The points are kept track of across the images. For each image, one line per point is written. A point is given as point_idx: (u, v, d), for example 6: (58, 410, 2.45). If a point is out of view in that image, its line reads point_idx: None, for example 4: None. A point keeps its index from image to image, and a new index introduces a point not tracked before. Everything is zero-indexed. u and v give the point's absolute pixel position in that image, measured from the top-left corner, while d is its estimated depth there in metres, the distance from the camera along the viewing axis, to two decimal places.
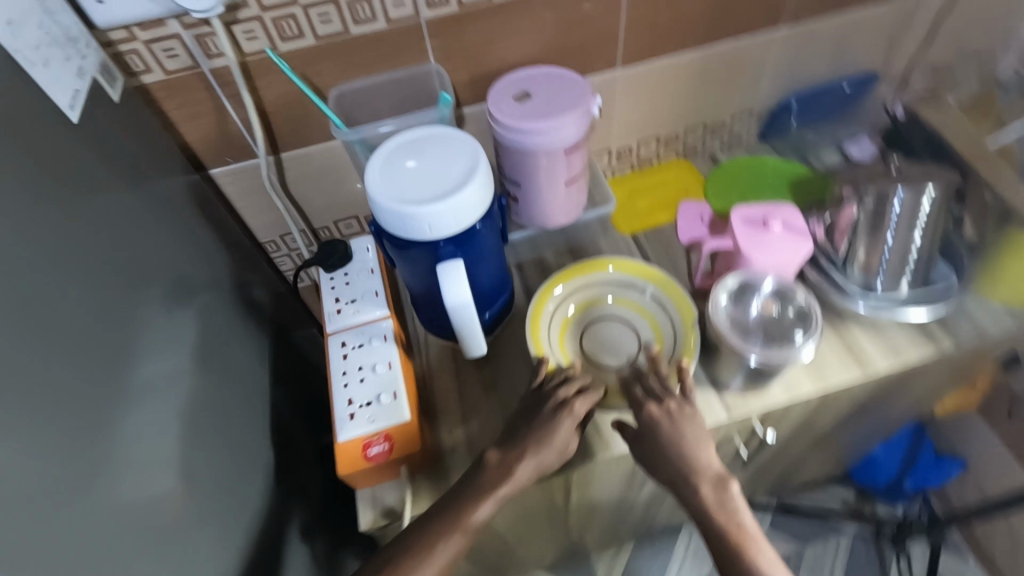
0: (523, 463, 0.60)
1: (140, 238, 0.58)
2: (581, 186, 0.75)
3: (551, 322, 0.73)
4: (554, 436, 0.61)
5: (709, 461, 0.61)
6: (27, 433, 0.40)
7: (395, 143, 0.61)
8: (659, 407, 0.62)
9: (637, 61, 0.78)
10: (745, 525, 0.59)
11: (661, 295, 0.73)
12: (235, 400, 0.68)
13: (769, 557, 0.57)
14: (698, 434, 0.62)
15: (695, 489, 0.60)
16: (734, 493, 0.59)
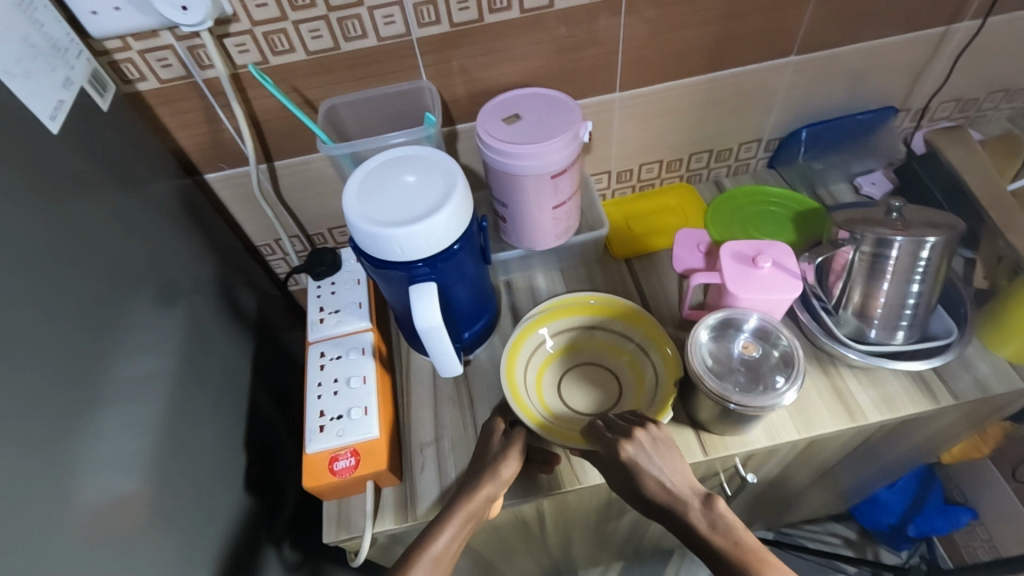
0: (483, 487, 0.61)
1: (129, 242, 0.59)
2: (570, 209, 0.74)
3: (530, 358, 0.72)
4: (509, 461, 0.62)
5: (688, 484, 0.57)
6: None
7: (375, 162, 0.62)
8: (631, 442, 0.58)
9: (639, 86, 0.76)
10: (745, 542, 0.52)
11: (645, 342, 0.72)
12: (213, 403, 0.69)
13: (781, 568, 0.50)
14: (674, 462, 0.57)
15: (682, 515, 0.55)
16: (722, 508, 0.54)
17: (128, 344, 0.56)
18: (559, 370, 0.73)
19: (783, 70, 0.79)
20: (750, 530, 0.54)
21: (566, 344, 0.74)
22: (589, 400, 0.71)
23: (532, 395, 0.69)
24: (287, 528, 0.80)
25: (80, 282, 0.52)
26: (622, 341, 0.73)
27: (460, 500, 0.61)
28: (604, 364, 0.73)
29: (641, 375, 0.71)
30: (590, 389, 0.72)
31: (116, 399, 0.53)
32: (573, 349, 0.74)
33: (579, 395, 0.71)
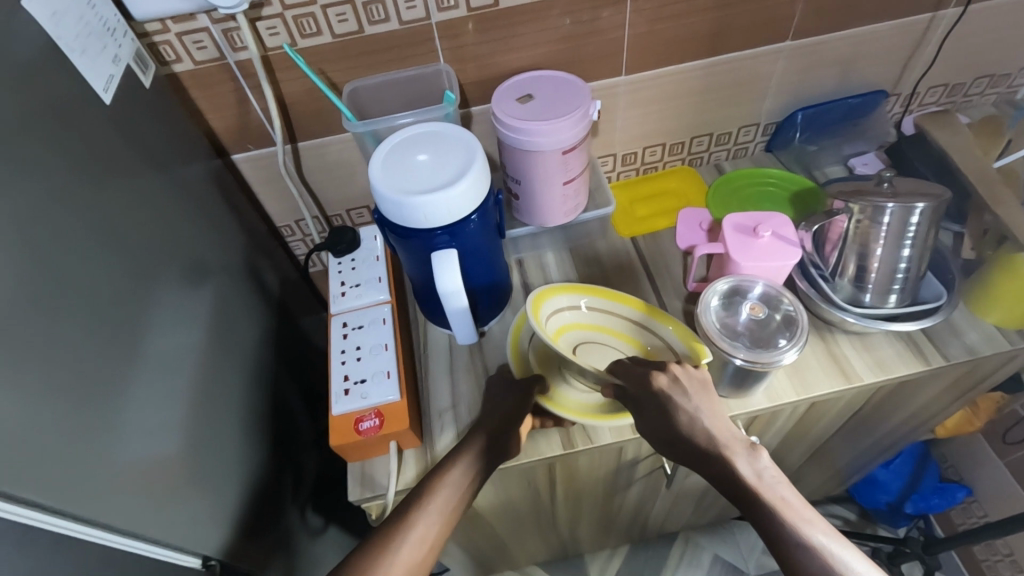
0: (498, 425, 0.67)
1: (168, 213, 0.63)
2: (579, 187, 0.78)
3: (558, 314, 0.72)
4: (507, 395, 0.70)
5: (730, 432, 0.60)
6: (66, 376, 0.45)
7: (399, 138, 0.66)
8: (665, 375, 0.61)
9: (644, 70, 0.80)
10: (788, 497, 0.57)
11: (673, 338, 0.71)
12: (241, 371, 0.72)
13: (819, 520, 0.56)
14: (710, 402, 0.61)
15: (728, 461, 0.58)
16: (764, 459, 0.59)
17: (167, 307, 0.60)
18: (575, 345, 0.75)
19: (779, 56, 0.83)
20: (795, 487, 0.59)
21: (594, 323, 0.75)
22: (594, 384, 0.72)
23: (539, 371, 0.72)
24: (303, 499, 0.84)
25: (126, 245, 0.55)
26: (649, 334, 0.72)
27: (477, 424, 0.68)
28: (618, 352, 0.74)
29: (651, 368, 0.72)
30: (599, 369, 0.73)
31: (160, 357, 0.57)
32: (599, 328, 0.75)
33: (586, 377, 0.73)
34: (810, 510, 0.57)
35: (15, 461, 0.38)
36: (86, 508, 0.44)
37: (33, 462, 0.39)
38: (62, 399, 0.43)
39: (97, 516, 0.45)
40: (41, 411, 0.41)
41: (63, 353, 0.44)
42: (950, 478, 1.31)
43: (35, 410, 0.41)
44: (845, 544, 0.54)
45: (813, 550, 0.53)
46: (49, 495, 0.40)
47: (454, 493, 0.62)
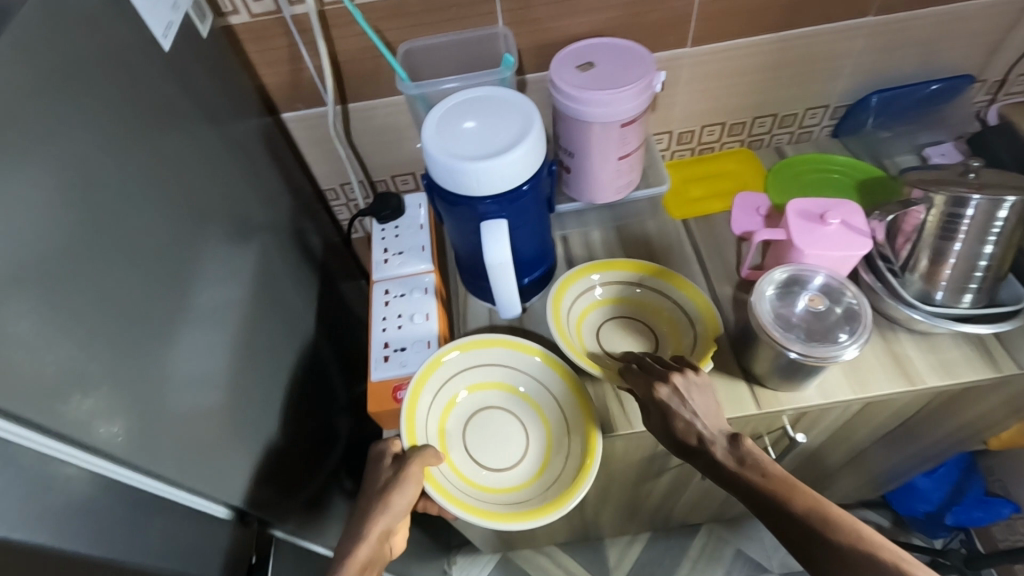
0: (376, 528, 0.58)
1: (219, 168, 0.62)
2: (634, 162, 0.75)
3: (578, 299, 0.74)
4: (398, 471, 0.60)
5: (717, 426, 0.60)
6: (121, 322, 0.45)
7: (454, 101, 0.63)
8: (665, 385, 0.60)
9: (710, 42, 0.76)
10: (772, 473, 0.55)
11: (687, 302, 0.71)
12: (282, 331, 0.72)
13: (807, 491, 0.53)
14: (707, 403, 0.60)
15: (710, 453, 0.58)
16: (749, 446, 0.57)
17: (216, 263, 0.59)
18: (491, 403, 0.68)
19: (860, 32, 0.77)
20: (779, 464, 0.56)
21: (531, 374, 0.68)
22: (489, 465, 0.66)
23: (427, 434, 0.64)
24: (335, 464, 0.84)
25: (178, 195, 0.54)
26: (665, 300, 0.73)
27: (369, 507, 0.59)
28: (537, 427, 0.68)
29: (560, 460, 0.65)
30: (507, 440, 0.67)
31: (206, 311, 0.56)
32: (530, 390, 0.68)
33: (485, 450, 0.67)
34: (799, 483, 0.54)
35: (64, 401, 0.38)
36: (131, 454, 0.44)
37: (81, 403, 0.39)
38: (113, 343, 0.43)
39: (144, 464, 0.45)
40: (92, 356, 0.41)
41: (115, 298, 0.44)
42: (995, 493, 1.26)
43: (87, 354, 0.41)
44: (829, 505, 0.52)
45: (798, 521, 0.51)
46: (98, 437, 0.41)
47: None
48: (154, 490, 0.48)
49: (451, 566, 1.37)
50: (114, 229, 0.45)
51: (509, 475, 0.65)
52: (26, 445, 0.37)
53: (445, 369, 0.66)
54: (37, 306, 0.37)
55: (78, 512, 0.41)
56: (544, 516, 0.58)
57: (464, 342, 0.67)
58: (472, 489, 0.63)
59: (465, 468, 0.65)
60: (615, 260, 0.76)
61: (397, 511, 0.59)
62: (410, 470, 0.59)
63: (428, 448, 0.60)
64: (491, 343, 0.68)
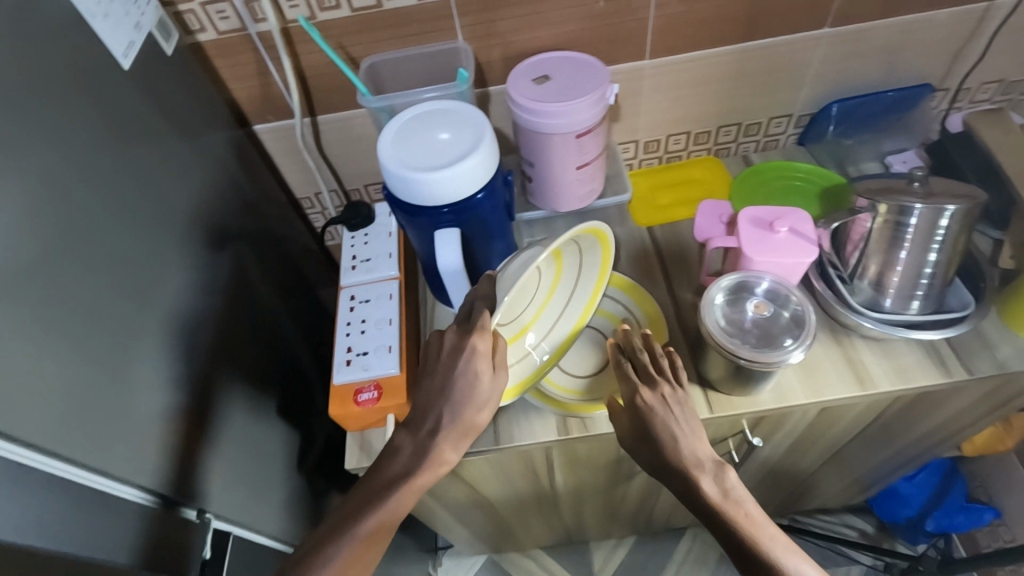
0: (461, 439, 0.60)
1: (188, 181, 0.64)
2: (594, 171, 0.77)
3: None
4: (497, 383, 0.60)
5: (703, 450, 0.61)
6: (83, 329, 0.46)
7: (409, 114, 0.65)
8: (652, 392, 0.61)
9: (671, 54, 0.77)
10: (753, 514, 0.58)
11: (634, 306, 0.77)
12: (254, 336, 0.74)
13: (783, 542, 0.57)
14: (691, 424, 0.62)
15: (698, 480, 0.59)
16: (733, 479, 0.59)
17: (183, 270, 0.61)
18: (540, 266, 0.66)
19: (817, 43, 0.78)
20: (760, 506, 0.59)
21: (581, 264, 0.70)
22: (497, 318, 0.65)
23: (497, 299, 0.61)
24: (312, 463, 0.85)
25: (146, 205, 0.57)
26: (614, 305, 0.77)
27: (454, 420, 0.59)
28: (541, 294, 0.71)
29: (539, 328, 0.71)
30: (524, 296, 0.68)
31: (173, 316, 0.58)
32: (566, 262, 0.70)
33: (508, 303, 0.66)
34: (774, 530, 0.58)
35: (20, 403, 0.40)
36: (92, 460, 0.45)
37: (39, 404, 0.41)
38: (74, 346, 0.45)
39: (109, 467, 0.47)
40: (51, 361, 0.43)
41: (78, 303, 0.46)
42: (977, 498, 1.25)
43: (45, 360, 0.42)
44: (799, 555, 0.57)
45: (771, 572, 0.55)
46: (56, 440, 0.42)
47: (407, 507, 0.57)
48: (129, 498, 0.50)
49: (437, 568, 1.38)
50: (77, 241, 0.47)
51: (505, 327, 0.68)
52: None
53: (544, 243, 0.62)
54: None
55: (57, 517, 0.43)
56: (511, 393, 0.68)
57: (596, 232, 0.65)
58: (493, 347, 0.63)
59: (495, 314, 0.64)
60: None
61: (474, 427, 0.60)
62: (499, 377, 0.60)
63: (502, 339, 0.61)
64: (602, 241, 0.67)
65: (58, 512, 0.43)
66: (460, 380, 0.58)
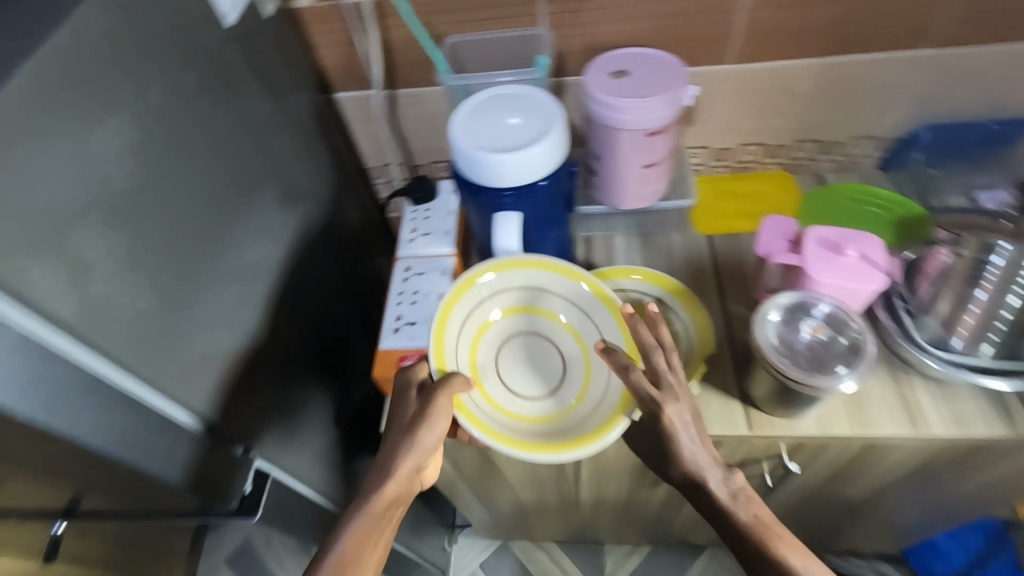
0: (405, 459, 0.58)
1: (271, 138, 0.68)
2: (659, 172, 0.76)
3: None
4: (427, 406, 0.59)
5: (712, 457, 0.59)
6: (165, 262, 0.50)
7: (483, 96, 0.66)
8: (674, 406, 0.57)
9: (754, 61, 0.75)
10: (761, 515, 0.57)
11: (688, 318, 0.73)
12: (311, 292, 0.77)
13: (793, 543, 0.56)
14: (698, 427, 0.59)
15: (705, 488, 0.59)
16: (740, 481, 0.58)
17: (256, 222, 0.64)
18: (518, 327, 0.68)
19: (913, 64, 0.75)
20: (767, 504, 0.59)
21: (567, 302, 0.67)
22: (507, 382, 0.66)
23: (460, 365, 0.63)
24: (348, 422, 0.89)
25: (231, 156, 0.60)
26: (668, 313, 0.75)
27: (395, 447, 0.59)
28: (572, 354, 0.67)
29: (595, 388, 0.65)
30: (540, 365, 0.67)
31: (243, 263, 0.62)
32: (557, 309, 0.68)
33: (512, 374, 0.67)
34: (784, 531, 0.57)
35: None
36: (158, 379, 0.49)
37: (115, 318, 0.45)
38: (155, 275, 0.49)
39: (170, 389, 0.51)
40: (134, 285, 0.47)
41: (163, 238, 0.50)
42: None
43: (128, 283, 0.46)
44: (811, 560, 0.55)
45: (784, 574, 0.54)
46: (126, 352, 0.46)
47: (375, 530, 0.56)
48: (183, 421, 0.53)
49: (451, 544, 1.41)
50: (169, 181, 0.51)
51: (539, 402, 0.66)
52: (68, 355, 0.43)
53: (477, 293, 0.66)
54: (88, 229, 0.43)
55: (114, 423, 0.46)
56: (589, 442, 0.60)
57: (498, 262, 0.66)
58: (491, 407, 0.63)
59: (498, 395, 0.65)
60: (621, 268, 0.77)
61: (427, 446, 0.59)
62: (440, 399, 0.59)
63: (455, 380, 0.59)
64: (548, 266, 0.66)
65: (116, 417, 0.46)
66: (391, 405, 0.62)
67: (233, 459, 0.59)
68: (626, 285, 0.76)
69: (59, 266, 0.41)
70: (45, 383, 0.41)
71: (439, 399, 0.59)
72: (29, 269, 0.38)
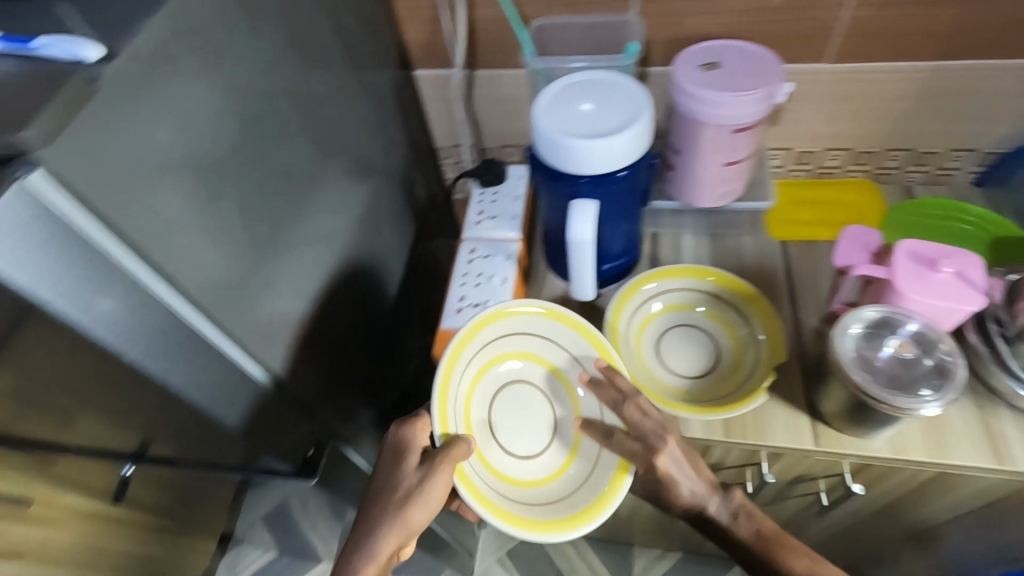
0: (394, 533, 0.60)
1: (353, 110, 0.69)
2: (740, 171, 0.73)
3: (635, 315, 0.73)
4: (425, 490, 0.58)
5: (710, 485, 0.66)
6: (255, 223, 0.51)
7: (568, 81, 0.65)
8: (665, 454, 0.61)
9: (853, 60, 0.72)
10: (763, 530, 0.68)
11: (759, 323, 0.70)
12: (376, 264, 0.78)
13: (796, 545, 0.67)
14: (693, 470, 0.64)
15: (706, 511, 0.67)
16: (739, 497, 0.68)
17: (334, 191, 0.65)
18: (519, 378, 0.67)
19: None
20: (765, 515, 0.69)
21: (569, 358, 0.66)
22: (503, 441, 0.64)
23: (459, 421, 0.61)
24: (398, 397, 0.90)
25: (318, 124, 0.61)
26: (737, 317, 0.72)
27: (387, 520, 0.60)
28: (566, 413, 0.66)
29: (587, 454, 0.65)
30: (535, 421, 0.66)
31: (320, 230, 0.63)
32: (558, 363, 0.67)
33: (508, 429, 0.65)
34: (788, 538, 0.67)
35: (199, 267, 0.45)
36: (242, 334, 0.51)
37: (203, 266, 0.46)
38: (247, 234, 0.50)
39: (250, 345, 0.52)
40: (227, 242, 0.48)
41: (255, 199, 0.51)
42: None
43: (223, 239, 0.48)
44: (817, 561, 0.65)
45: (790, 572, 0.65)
46: (209, 299, 0.47)
47: None
48: (251, 371, 0.55)
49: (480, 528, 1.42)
50: (263, 143, 0.52)
51: (530, 463, 0.65)
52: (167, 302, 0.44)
53: (487, 335, 0.64)
54: (184, 173, 0.43)
55: (188, 361, 0.49)
56: (578, 522, 0.59)
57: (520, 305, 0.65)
58: (491, 476, 0.61)
59: (491, 455, 0.63)
60: (692, 267, 0.74)
61: (414, 527, 0.60)
62: (440, 474, 0.58)
63: (454, 447, 0.58)
64: (559, 318, 0.65)
65: (185, 354, 0.48)
66: (386, 472, 0.61)
67: (289, 410, 0.61)
68: (698, 286, 0.73)
69: (158, 208, 0.41)
70: (132, 316, 0.43)
71: (438, 481, 0.58)
72: (143, 217, 0.40)
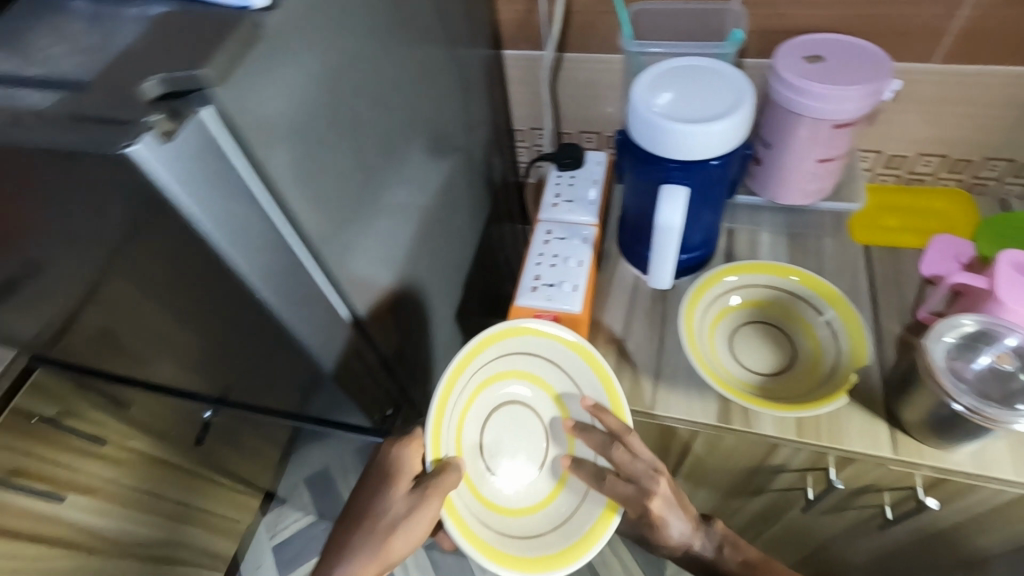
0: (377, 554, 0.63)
1: (449, 82, 0.70)
2: (830, 169, 0.72)
3: (711, 308, 0.73)
4: (409, 516, 0.60)
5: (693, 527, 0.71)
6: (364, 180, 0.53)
7: (665, 66, 0.65)
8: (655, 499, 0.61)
9: (965, 61, 0.69)
10: (748, 559, 0.74)
11: (840, 324, 0.69)
12: (453, 238, 0.80)
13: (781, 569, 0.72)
14: (677, 516, 0.66)
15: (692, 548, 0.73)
16: (719, 525, 0.76)
17: (426, 160, 0.67)
18: (517, 399, 0.65)
19: None
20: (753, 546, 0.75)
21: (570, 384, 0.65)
22: (494, 467, 0.63)
23: (452, 444, 0.59)
24: None
25: (419, 92, 0.63)
26: (816, 317, 0.71)
27: (374, 538, 0.63)
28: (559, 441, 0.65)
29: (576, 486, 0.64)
30: (527, 445, 0.65)
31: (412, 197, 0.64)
32: (558, 387, 0.65)
33: (500, 451, 0.64)
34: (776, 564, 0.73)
35: (320, 216, 0.47)
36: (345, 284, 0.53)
37: (323, 211, 0.47)
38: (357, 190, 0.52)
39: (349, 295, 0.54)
40: (342, 195, 0.50)
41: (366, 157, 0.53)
42: None
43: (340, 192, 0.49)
44: None
45: None
46: (324, 244, 0.49)
47: None
48: (344, 321, 0.56)
49: None
50: (376, 105, 0.53)
51: (517, 490, 0.63)
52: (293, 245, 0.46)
53: (491, 352, 0.62)
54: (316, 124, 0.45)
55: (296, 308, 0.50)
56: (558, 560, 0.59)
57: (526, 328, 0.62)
58: (478, 506, 0.60)
59: (479, 479, 0.62)
60: (770, 264, 0.74)
61: (396, 549, 0.63)
62: (426, 502, 0.57)
63: (444, 475, 0.56)
64: (565, 343, 0.63)
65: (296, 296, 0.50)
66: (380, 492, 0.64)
67: (369, 367, 0.63)
68: (780, 283, 0.72)
69: (296, 152, 0.43)
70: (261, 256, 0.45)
71: (421, 509, 0.58)
72: (285, 160, 0.42)
